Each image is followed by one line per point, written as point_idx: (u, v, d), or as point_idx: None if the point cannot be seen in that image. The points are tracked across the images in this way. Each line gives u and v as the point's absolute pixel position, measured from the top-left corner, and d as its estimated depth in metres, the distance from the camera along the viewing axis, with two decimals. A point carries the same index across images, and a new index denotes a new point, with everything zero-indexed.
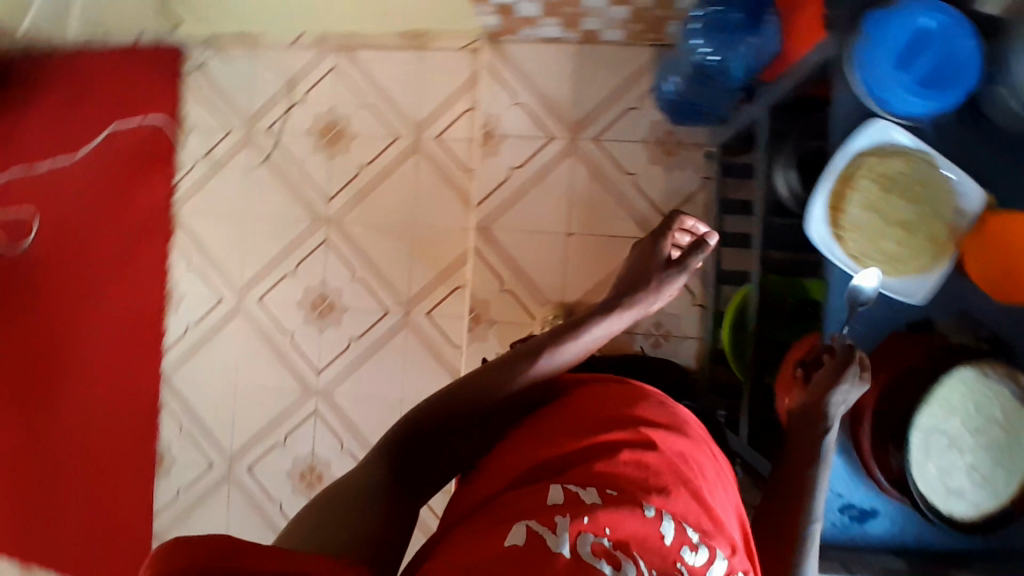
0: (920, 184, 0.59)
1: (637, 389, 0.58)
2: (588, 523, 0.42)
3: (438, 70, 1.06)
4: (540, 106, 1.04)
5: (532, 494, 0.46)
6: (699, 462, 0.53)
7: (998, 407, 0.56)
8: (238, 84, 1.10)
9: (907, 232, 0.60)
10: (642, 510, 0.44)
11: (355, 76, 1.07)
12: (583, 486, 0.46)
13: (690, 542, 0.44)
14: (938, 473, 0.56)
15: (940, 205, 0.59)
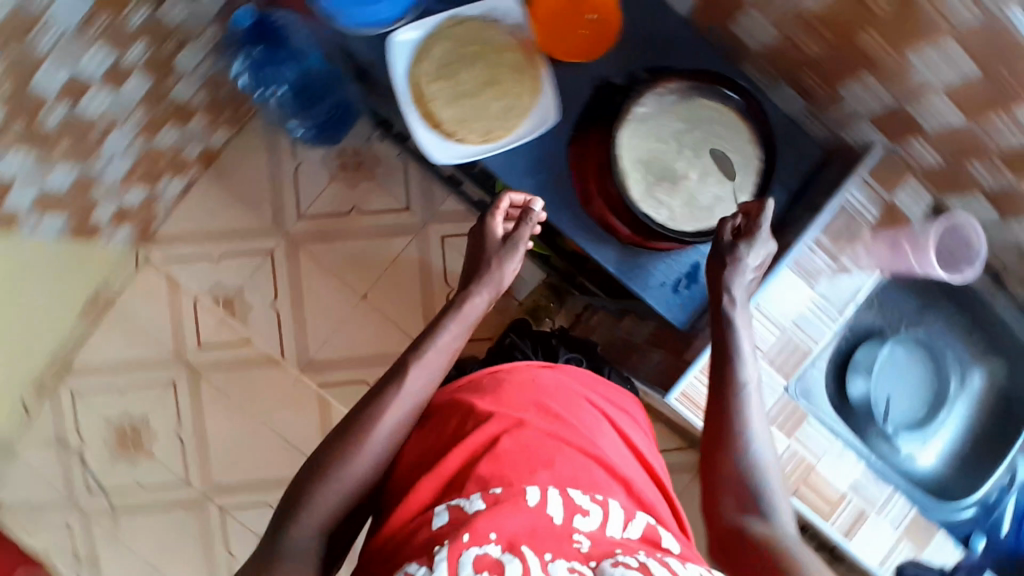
0: (698, 117, 0.89)
1: (494, 373, 0.90)
2: (468, 539, 0.66)
3: (237, 231, 1.46)
4: (380, 227, 1.50)
5: (424, 524, 0.73)
6: (573, 417, 0.87)
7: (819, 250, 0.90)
8: (137, 324, 1.45)
9: (704, 171, 0.89)
10: (523, 501, 0.73)
11: (179, 262, 1.46)
12: (467, 497, 0.73)
13: (578, 510, 0.74)
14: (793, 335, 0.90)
15: (722, 118, 0.90)
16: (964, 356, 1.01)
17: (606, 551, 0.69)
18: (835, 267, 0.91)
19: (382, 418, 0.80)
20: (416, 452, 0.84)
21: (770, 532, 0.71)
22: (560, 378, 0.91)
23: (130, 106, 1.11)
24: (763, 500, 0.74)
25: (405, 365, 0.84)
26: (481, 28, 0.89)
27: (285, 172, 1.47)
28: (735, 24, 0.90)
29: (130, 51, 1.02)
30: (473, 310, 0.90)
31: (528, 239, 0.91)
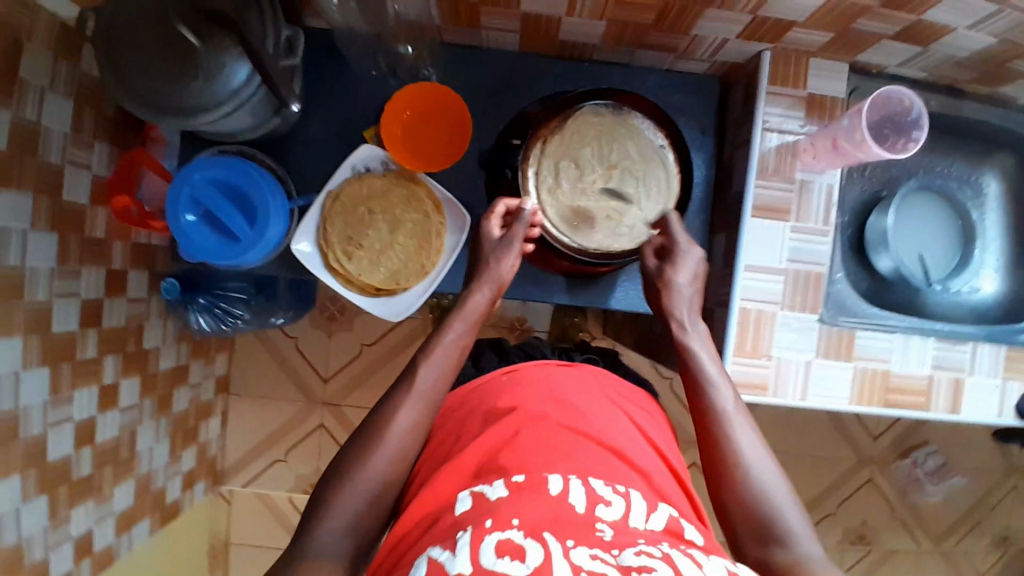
0: (592, 135, 0.83)
1: (491, 381, 0.83)
2: (491, 525, 0.58)
3: (284, 424, 1.52)
4: (393, 346, 1.52)
5: (444, 516, 0.64)
6: (588, 409, 0.77)
7: (771, 180, 0.83)
8: (261, 547, 1.54)
9: (622, 177, 0.83)
10: (546, 490, 0.62)
11: (258, 478, 1.54)
12: (489, 484, 0.65)
13: (600, 501, 0.63)
14: (801, 272, 0.83)
15: (612, 124, 0.84)
16: (962, 170, 0.96)
17: (629, 537, 0.59)
18: (798, 186, 0.83)
19: (399, 413, 0.73)
20: (429, 464, 0.75)
21: (789, 532, 0.63)
22: (572, 376, 0.83)
23: (134, 407, 1.19)
24: (772, 499, 0.66)
25: (416, 365, 0.77)
26: (356, 188, 0.88)
27: (288, 353, 1.51)
28: (561, 35, 0.87)
29: (105, 372, 1.11)
30: (474, 307, 0.81)
31: (524, 240, 0.82)
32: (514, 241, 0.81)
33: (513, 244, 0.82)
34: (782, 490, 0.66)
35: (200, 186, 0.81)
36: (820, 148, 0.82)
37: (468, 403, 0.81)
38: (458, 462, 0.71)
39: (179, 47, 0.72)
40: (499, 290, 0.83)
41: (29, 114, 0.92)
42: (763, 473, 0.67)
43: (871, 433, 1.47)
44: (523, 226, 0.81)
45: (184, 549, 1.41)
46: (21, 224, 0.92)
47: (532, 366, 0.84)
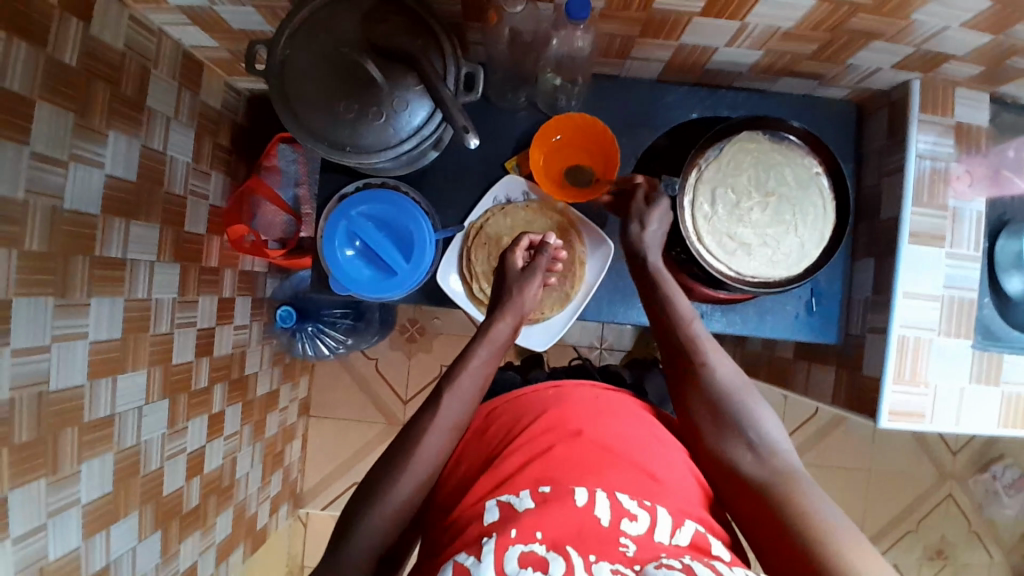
0: (745, 161, 0.83)
1: (529, 394, 0.84)
2: (514, 536, 0.61)
3: (363, 446, 1.50)
4: None
5: (476, 521, 0.66)
6: (627, 430, 0.77)
7: (923, 209, 0.84)
8: None
9: (776, 203, 0.83)
10: (572, 502, 0.65)
11: (338, 501, 1.51)
12: (517, 494, 0.67)
13: (625, 514, 0.65)
14: (956, 300, 0.84)
15: (764, 149, 0.84)
16: None
17: (652, 553, 0.61)
18: (951, 214, 0.84)
19: (426, 437, 0.73)
20: (467, 478, 0.77)
21: (765, 462, 0.72)
22: (623, 397, 0.84)
23: (235, 434, 1.16)
24: (748, 425, 0.74)
25: (440, 392, 0.76)
26: (500, 219, 0.90)
27: (368, 372, 1.49)
28: (709, 64, 0.86)
29: (214, 400, 1.09)
30: (500, 333, 0.82)
31: (546, 270, 0.84)
32: (537, 271, 0.84)
33: (537, 273, 0.85)
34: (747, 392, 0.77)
35: (357, 220, 0.82)
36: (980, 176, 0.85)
37: (501, 418, 0.82)
38: (496, 469, 0.72)
39: (361, 82, 0.70)
40: (521, 320, 0.84)
41: (156, 145, 0.91)
42: (737, 403, 0.76)
43: (950, 447, 1.48)
44: (547, 257, 0.85)
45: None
46: (148, 255, 0.91)
47: (576, 385, 0.85)
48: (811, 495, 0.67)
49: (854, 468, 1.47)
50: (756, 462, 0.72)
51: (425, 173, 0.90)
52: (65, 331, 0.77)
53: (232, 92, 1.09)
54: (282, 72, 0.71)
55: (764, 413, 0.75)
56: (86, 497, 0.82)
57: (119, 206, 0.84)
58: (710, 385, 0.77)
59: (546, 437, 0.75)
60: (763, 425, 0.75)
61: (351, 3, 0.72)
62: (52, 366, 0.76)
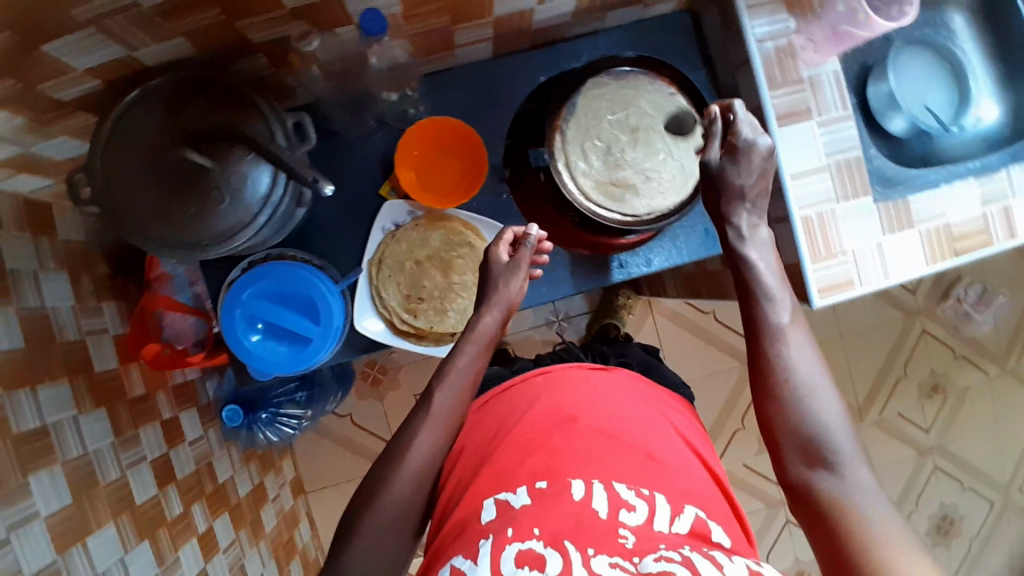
0: (596, 108, 0.83)
1: (519, 387, 0.87)
2: (512, 535, 0.63)
3: None
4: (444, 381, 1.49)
5: (474, 520, 0.69)
6: (624, 415, 0.80)
7: (780, 91, 0.84)
8: None
9: (643, 136, 0.83)
10: (569, 496, 0.68)
11: None
12: (514, 491, 0.69)
13: (624, 506, 0.67)
14: (842, 162, 0.85)
15: (611, 90, 0.84)
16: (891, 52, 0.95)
17: (651, 544, 0.63)
18: (808, 84, 0.85)
19: (422, 435, 0.74)
20: (467, 469, 0.79)
21: (842, 489, 0.63)
22: (620, 380, 0.87)
23: (234, 542, 1.13)
24: (830, 447, 0.65)
25: (431, 391, 0.77)
26: (396, 247, 0.87)
27: (348, 428, 1.47)
28: (532, 26, 0.86)
29: (197, 519, 1.06)
30: (486, 329, 0.80)
31: (529, 264, 0.81)
32: (521, 267, 0.81)
33: (520, 268, 0.82)
34: (833, 409, 0.67)
35: (250, 303, 0.79)
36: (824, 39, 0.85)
37: (496, 410, 0.85)
38: (495, 465, 0.75)
39: (192, 174, 0.68)
40: (510, 311, 0.82)
41: (33, 304, 0.87)
42: (818, 418, 0.66)
43: (908, 287, 1.52)
44: (530, 249, 0.82)
45: None
46: (68, 413, 0.87)
47: (564, 368, 0.88)
48: (889, 537, 0.58)
49: (830, 340, 1.51)
50: (836, 485, 0.63)
51: (305, 231, 0.88)
52: (13, 517, 0.74)
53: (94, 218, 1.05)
54: (107, 196, 0.68)
55: (841, 429, 0.66)
56: None
57: (17, 377, 0.81)
58: (796, 403, 0.67)
59: (544, 427, 0.78)
60: (840, 448, 0.65)
61: (149, 99, 0.69)
62: (19, 556, 0.73)
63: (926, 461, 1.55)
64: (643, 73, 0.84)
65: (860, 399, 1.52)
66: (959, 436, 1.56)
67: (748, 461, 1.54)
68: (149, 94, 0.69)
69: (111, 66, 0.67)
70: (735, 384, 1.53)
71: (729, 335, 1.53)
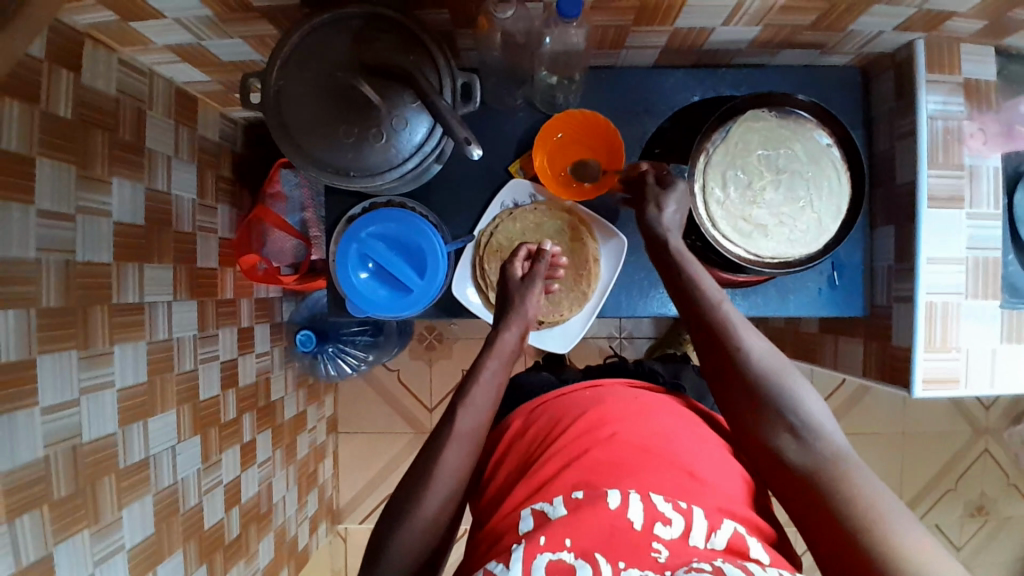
0: (751, 139, 0.82)
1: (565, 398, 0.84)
2: (545, 542, 0.62)
3: (393, 456, 1.50)
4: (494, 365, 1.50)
5: (512, 528, 0.68)
6: (662, 429, 0.76)
7: (938, 173, 0.82)
8: None
9: (789, 179, 0.82)
10: (605, 504, 0.66)
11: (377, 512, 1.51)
12: (551, 500, 0.68)
13: (660, 518, 0.64)
14: (982, 260, 0.82)
15: (770, 125, 0.82)
16: None
17: (684, 559, 0.62)
18: (969, 172, 0.82)
19: (445, 452, 0.70)
20: (509, 477, 0.78)
21: (813, 454, 0.64)
22: (656, 397, 0.84)
23: (268, 460, 1.17)
24: (788, 410, 0.66)
25: (454, 408, 0.73)
26: (509, 225, 0.88)
27: (392, 383, 1.50)
28: (705, 46, 0.85)
29: (244, 428, 1.09)
30: (506, 344, 0.79)
31: (545, 278, 0.83)
32: (538, 280, 0.83)
33: (537, 283, 0.84)
34: (783, 370, 0.69)
35: (368, 241, 0.80)
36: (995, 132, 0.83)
37: (536, 420, 0.83)
38: (533, 475, 0.73)
39: (359, 105, 0.70)
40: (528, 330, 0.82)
41: (160, 186, 0.91)
42: (776, 388, 0.67)
43: (983, 403, 1.47)
44: (545, 266, 0.84)
45: None
46: (164, 296, 0.91)
47: (619, 386, 0.86)
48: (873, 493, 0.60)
49: (887, 432, 1.46)
50: (803, 454, 0.64)
51: (429, 186, 0.89)
52: (91, 382, 0.78)
53: (228, 122, 1.08)
54: (277, 105, 0.71)
55: (807, 393, 0.67)
56: (131, 541, 0.84)
57: (130, 252, 0.84)
58: (757, 385, 0.68)
59: (582, 438, 0.75)
60: (804, 406, 0.66)
61: (337, 25, 0.71)
62: (83, 419, 0.77)
63: None
64: (807, 117, 0.83)
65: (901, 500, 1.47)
66: (990, 566, 1.51)
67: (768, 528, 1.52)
68: (337, 18, 0.71)
69: None
70: None
71: None
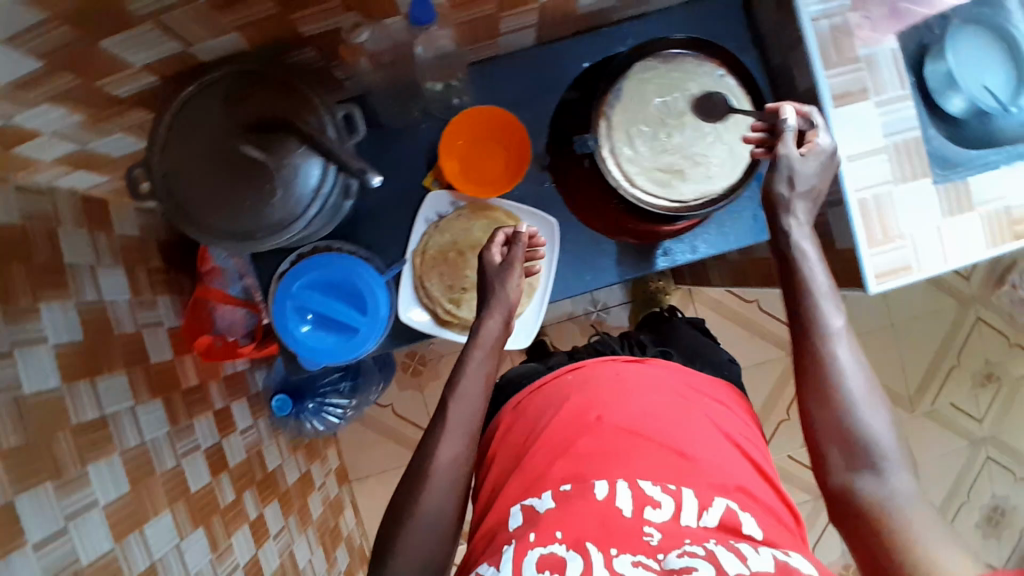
0: (644, 90, 0.81)
1: (548, 386, 0.84)
2: (536, 539, 0.64)
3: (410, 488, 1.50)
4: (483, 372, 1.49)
5: (505, 527, 0.70)
6: (652, 407, 0.77)
7: (836, 73, 0.81)
8: None
9: (692, 119, 0.81)
10: (594, 495, 0.68)
11: None
12: (540, 496, 0.70)
13: (648, 502, 0.67)
14: (901, 143, 0.82)
15: (659, 72, 0.81)
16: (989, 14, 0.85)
17: (676, 540, 0.64)
18: (866, 62, 0.82)
19: (439, 449, 0.72)
20: (502, 469, 0.79)
21: (886, 491, 0.62)
22: (655, 370, 0.82)
23: (282, 529, 1.16)
24: (874, 449, 0.64)
25: (445, 403, 0.75)
26: (439, 238, 0.87)
27: (389, 418, 1.49)
28: (578, 10, 0.84)
29: (247, 506, 1.08)
30: (489, 334, 0.77)
31: (523, 262, 0.78)
32: (513, 266, 0.78)
33: (514, 268, 0.79)
34: (876, 404, 0.66)
35: (301, 294, 0.79)
36: (878, 14, 0.82)
37: (525, 416, 0.82)
38: (525, 468, 0.74)
39: (245, 166, 0.69)
40: (511, 313, 0.79)
41: (90, 297, 0.89)
42: (861, 420, 0.65)
43: (962, 273, 1.46)
44: (522, 248, 0.79)
45: None
46: (125, 403, 0.90)
47: (597, 362, 0.84)
48: (940, 546, 0.58)
49: (878, 328, 1.46)
50: (877, 492, 0.63)
51: (351, 224, 0.88)
52: (73, 507, 0.77)
53: (145, 214, 1.07)
54: (166, 183, 0.69)
55: (891, 436, 0.65)
56: None
57: (78, 370, 0.83)
58: (845, 408, 0.66)
59: (571, 429, 0.76)
60: (886, 452, 0.64)
61: (208, 91, 0.69)
62: (75, 544, 0.75)
63: (979, 452, 1.50)
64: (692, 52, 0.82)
65: (912, 389, 1.47)
66: (1015, 426, 1.51)
67: (792, 452, 1.52)
68: (205, 87, 0.69)
69: (166, 63, 0.68)
70: (780, 375, 1.51)
71: (774, 325, 1.50)
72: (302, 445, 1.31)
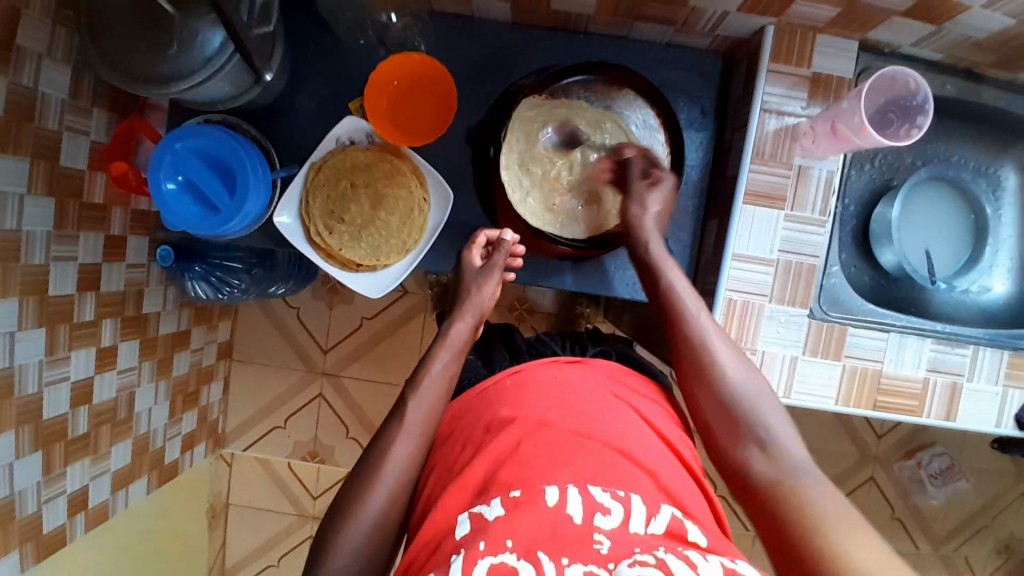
0: (558, 113, 0.84)
1: (491, 384, 0.73)
2: (484, 548, 0.51)
3: (280, 387, 1.54)
4: (391, 315, 1.51)
5: (448, 535, 0.56)
6: (594, 413, 0.66)
7: (760, 171, 0.79)
8: (256, 503, 1.56)
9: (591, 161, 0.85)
10: (543, 502, 0.55)
11: (256, 439, 1.55)
12: (487, 503, 0.57)
13: (598, 509, 0.55)
14: (795, 265, 0.80)
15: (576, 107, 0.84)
16: (928, 182, 0.92)
17: (628, 548, 0.53)
18: (796, 172, 0.80)
19: (395, 445, 0.67)
20: (436, 479, 0.66)
21: (777, 470, 0.63)
22: (587, 373, 0.72)
23: (132, 369, 1.16)
24: (758, 426, 0.66)
25: (405, 401, 0.71)
26: (340, 161, 0.87)
27: (289, 319, 1.52)
28: (552, 9, 0.83)
29: (103, 331, 1.06)
30: (458, 335, 0.78)
31: (503, 268, 0.82)
32: (494, 270, 0.82)
33: (493, 272, 0.83)
34: (756, 383, 0.69)
35: (182, 155, 0.81)
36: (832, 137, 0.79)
37: (475, 410, 0.70)
38: (464, 475, 0.61)
39: (155, 19, 0.70)
40: (481, 319, 0.81)
41: (25, 82, 0.83)
42: (748, 406, 0.68)
43: (875, 431, 1.42)
44: (502, 255, 0.83)
45: (184, 512, 1.40)
46: (17, 187, 0.84)
47: (536, 365, 0.73)
48: (826, 503, 0.59)
49: None
50: (768, 464, 0.64)
51: (268, 117, 0.91)
52: None
53: None
54: (91, 28, 0.71)
55: (773, 411, 0.68)
56: None
57: None
58: (721, 387, 0.69)
59: (507, 418, 0.65)
60: (772, 424, 0.67)
61: None
62: None
63: None
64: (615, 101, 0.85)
65: None
66: None
67: None
68: None
69: None
70: None
71: None
72: (192, 305, 1.34)
